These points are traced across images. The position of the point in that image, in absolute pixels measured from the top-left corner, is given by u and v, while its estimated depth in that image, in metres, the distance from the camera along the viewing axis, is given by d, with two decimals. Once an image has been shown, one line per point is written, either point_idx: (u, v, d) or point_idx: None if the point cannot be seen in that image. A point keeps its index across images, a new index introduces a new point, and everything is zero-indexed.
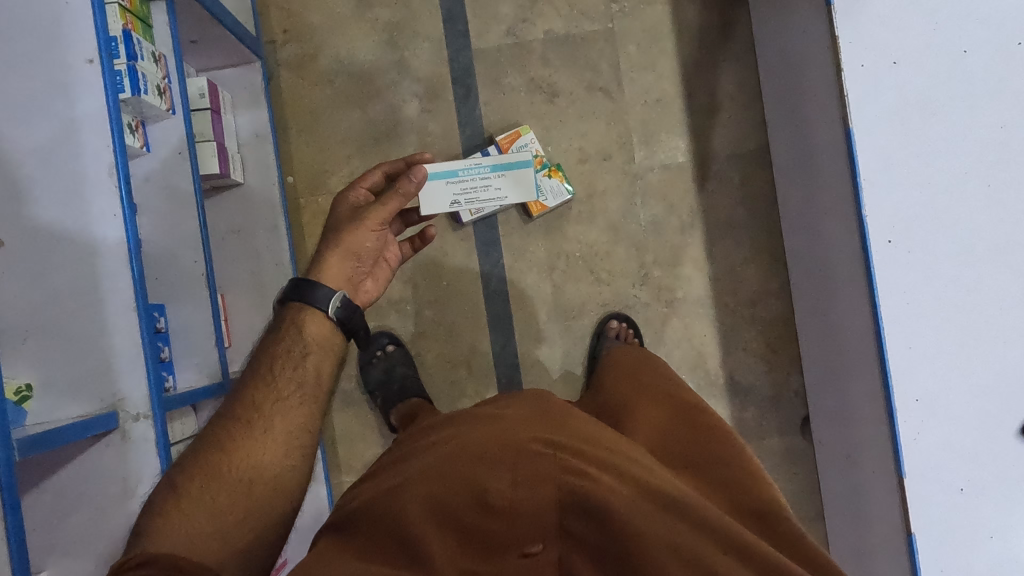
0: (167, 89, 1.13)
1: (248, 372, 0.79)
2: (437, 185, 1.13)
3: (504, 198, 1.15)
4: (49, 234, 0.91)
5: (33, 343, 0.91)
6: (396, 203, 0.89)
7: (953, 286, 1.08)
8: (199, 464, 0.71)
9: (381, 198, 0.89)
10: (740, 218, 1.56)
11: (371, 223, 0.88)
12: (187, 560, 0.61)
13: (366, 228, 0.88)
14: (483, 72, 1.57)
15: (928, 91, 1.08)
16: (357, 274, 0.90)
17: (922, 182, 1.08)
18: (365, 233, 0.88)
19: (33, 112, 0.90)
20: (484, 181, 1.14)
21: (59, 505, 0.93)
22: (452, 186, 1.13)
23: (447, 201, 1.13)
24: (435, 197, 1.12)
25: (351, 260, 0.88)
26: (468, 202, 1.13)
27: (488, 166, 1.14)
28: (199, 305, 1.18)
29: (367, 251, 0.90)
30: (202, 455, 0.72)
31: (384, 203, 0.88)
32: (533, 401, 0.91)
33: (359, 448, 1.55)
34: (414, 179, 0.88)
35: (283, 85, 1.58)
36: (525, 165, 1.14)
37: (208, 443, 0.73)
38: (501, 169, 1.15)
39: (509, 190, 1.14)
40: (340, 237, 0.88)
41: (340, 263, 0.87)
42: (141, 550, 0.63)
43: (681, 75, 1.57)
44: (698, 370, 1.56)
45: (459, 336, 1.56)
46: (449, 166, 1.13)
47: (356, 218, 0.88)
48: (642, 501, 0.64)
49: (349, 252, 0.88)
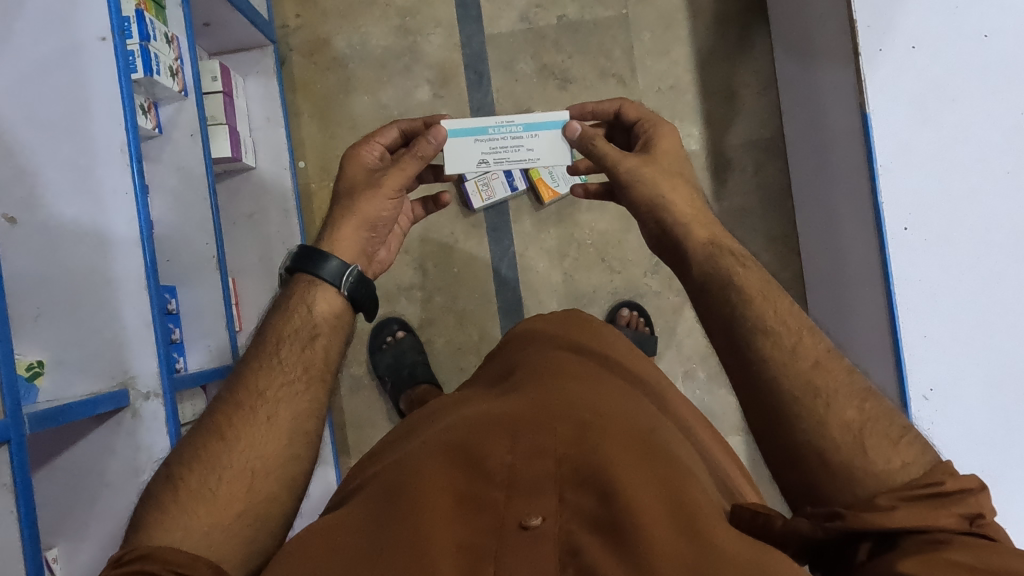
0: (179, 70, 1.14)
1: (252, 349, 0.78)
2: (463, 143, 0.93)
3: (537, 161, 0.94)
4: (60, 212, 0.91)
5: (45, 320, 0.92)
6: (416, 165, 0.89)
7: (969, 273, 1.07)
8: (199, 452, 0.68)
9: (399, 160, 0.89)
10: (753, 206, 1.54)
11: (387, 190, 0.88)
12: (186, 559, 0.60)
13: (382, 196, 0.87)
14: (496, 58, 1.56)
15: (944, 73, 1.07)
16: (371, 245, 0.89)
17: (938, 168, 1.07)
18: (381, 202, 0.88)
19: (43, 89, 0.89)
20: (516, 139, 0.93)
21: (69, 480, 0.94)
22: (480, 144, 0.93)
23: (473, 162, 0.93)
24: (458, 157, 0.93)
25: (366, 230, 0.87)
26: (497, 165, 0.94)
27: (522, 121, 0.93)
28: (210, 288, 1.18)
29: (383, 222, 0.89)
30: (201, 443, 0.69)
31: (403, 166, 0.88)
32: (540, 369, 0.89)
33: (368, 432, 1.55)
34: (433, 139, 0.87)
35: (296, 69, 1.57)
36: (564, 124, 0.92)
37: (207, 432, 0.70)
38: (538, 126, 0.93)
39: (546, 154, 0.93)
40: (353, 207, 0.87)
41: (354, 235, 0.86)
42: (141, 544, 0.62)
43: (695, 62, 1.55)
44: (709, 360, 1.55)
45: (468, 323, 1.55)
46: (478, 121, 0.93)
47: (374, 182, 0.88)
48: (649, 483, 0.61)
49: (366, 222, 0.87)
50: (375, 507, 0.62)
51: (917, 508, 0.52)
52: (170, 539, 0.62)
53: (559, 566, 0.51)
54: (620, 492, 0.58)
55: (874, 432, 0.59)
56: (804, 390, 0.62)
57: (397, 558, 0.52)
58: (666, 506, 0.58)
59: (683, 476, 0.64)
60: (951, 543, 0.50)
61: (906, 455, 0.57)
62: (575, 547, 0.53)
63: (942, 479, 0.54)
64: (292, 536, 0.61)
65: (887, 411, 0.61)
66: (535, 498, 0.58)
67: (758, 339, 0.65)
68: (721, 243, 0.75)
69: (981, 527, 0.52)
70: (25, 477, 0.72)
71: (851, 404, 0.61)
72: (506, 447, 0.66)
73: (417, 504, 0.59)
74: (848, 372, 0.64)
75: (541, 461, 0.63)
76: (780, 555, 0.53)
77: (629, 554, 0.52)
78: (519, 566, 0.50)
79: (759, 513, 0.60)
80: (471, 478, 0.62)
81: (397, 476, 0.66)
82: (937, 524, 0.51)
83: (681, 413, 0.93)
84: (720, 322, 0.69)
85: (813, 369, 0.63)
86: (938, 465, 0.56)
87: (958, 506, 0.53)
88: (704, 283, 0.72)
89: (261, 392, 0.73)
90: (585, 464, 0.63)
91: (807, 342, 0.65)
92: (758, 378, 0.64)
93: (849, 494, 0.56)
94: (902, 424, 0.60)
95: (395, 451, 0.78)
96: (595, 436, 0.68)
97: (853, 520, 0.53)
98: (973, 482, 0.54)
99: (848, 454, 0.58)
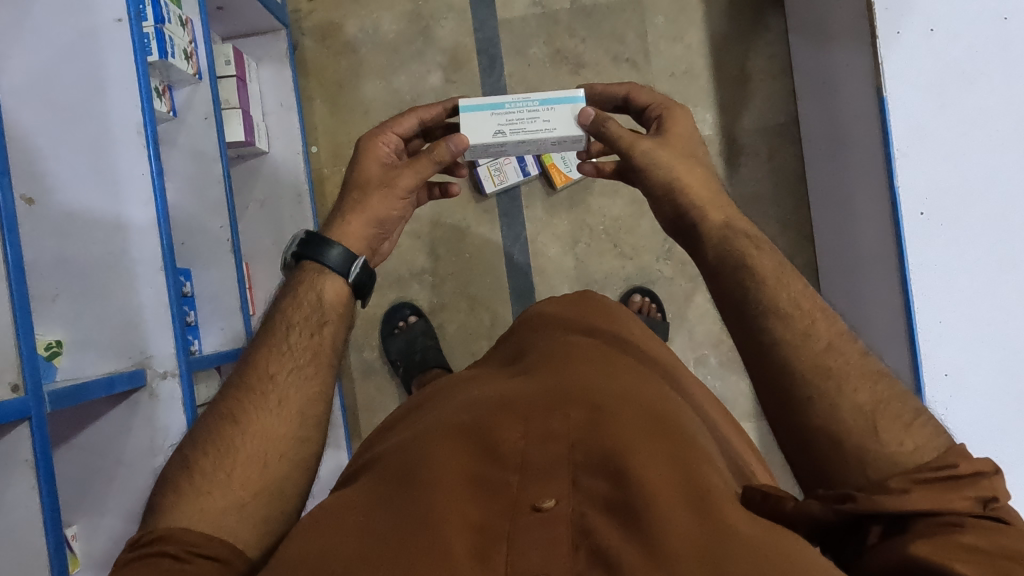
0: (193, 53, 1.14)
1: (260, 335, 0.78)
2: (479, 115, 0.91)
3: (552, 133, 0.90)
4: (76, 194, 0.92)
5: (63, 301, 0.93)
6: (428, 167, 0.88)
7: (985, 260, 1.07)
8: (211, 437, 0.69)
9: (414, 160, 0.88)
10: (767, 192, 1.54)
11: (400, 190, 0.87)
12: (201, 542, 0.61)
13: (394, 195, 0.87)
14: (509, 43, 1.56)
15: (962, 57, 1.06)
16: (378, 241, 0.88)
17: (955, 150, 1.06)
18: (393, 201, 0.87)
19: (57, 71, 0.90)
20: (532, 112, 0.91)
21: (88, 460, 0.96)
22: (496, 116, 0.91)
23: (488, 132, 0.91)
24: (474, 129, 0.91)
25: (373, 227, 0.86)
26: (512, 136, 0.91)
27: (538, 97, 0.91)
28: (224, 271, 1.18)
29: (391, 220, 0.88)
30: (214, 428, 0.70)
31: (416, 165, 0.87)
32: (552, 350, 0.89)
33: (380, 415, 1.56)
34: (453, 149, 0.86)
35: (308, 54, 1.57)
36: (580, 101, 0.90)
37: (219, 415, 0.71)
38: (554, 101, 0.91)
39: (562, 125, 0.90)
40: (365, 203, 0.86)
41: (362, 229, 0.85)
42: (157, 525, 0.63)
43: (709, 46, 1.54)
44: (721, 346, 1.55)
45: (480, 307, 1.56)
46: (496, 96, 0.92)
47: (387, 181, 0.87)
48: (662, 466, 0.61)
49: (375, 218, 0.86)
50: (388, 486, 0.62)
51: (930, 491, 0.52)
52: (187, 520, 0.62)
53: (573, 547, 0.51)
54: (633, 475, 0.58)
55: (887, 415, 0.59)
56: (819, 373, 0.61)
57: (409, 540, 0.52)
58: (678, 488, 0.58)
59: (695, 457, 0.64)
60: (964, 527, 0.50)
61: (919, 438, 0.57)
62: (588, 528, 0.53)
63: (956, 463, 0.53)
64: (305, 514, 0.62)
65: (900, 394, 0.61)
66: (549, 481, 0.58)
67: (772, 321, 0.65)
68: (737, 225, 0.75)
69: (996, 511, 0.51)
70: (45, 453, 0.73)
71: (863, 386, 0.61)
72: (519, 430, 0.66)
73: (430, 486, 0.58)
74: (862, 354, 0.63)
75: (553, 445, 0.63)
76: (797, 539, 0.53)
77: (644, 536, 0.52)
78: (534, 549, 0.50)
79: (770, 493, 0.58)
80: (483, 461, 0.62)
81: (410, 454, 0.66)
82: (950, 507, 0.51)
83: (694, 395, 0.94)
84: (732, 304, 0.69)
85: (826, 351, 0.63)
86: (952, 447, 0.55)
87: (971, 489, 0.52)
88: (719, 264, 0.72)
89: (271, 375, 0.74)
90: (599, 447, 0.63)
91: (821, 324, 0.65)
92: (770, 360, 0.64)
93: (861, 476, 0.56)
94: (915, 406, 0.60)
95: (409, 427, 0.78)
96: (607, 418, 0.68)
97: (864, 502, 0.53)
98: (987, 465, 0.54)
99: (859, 437, 0.58)
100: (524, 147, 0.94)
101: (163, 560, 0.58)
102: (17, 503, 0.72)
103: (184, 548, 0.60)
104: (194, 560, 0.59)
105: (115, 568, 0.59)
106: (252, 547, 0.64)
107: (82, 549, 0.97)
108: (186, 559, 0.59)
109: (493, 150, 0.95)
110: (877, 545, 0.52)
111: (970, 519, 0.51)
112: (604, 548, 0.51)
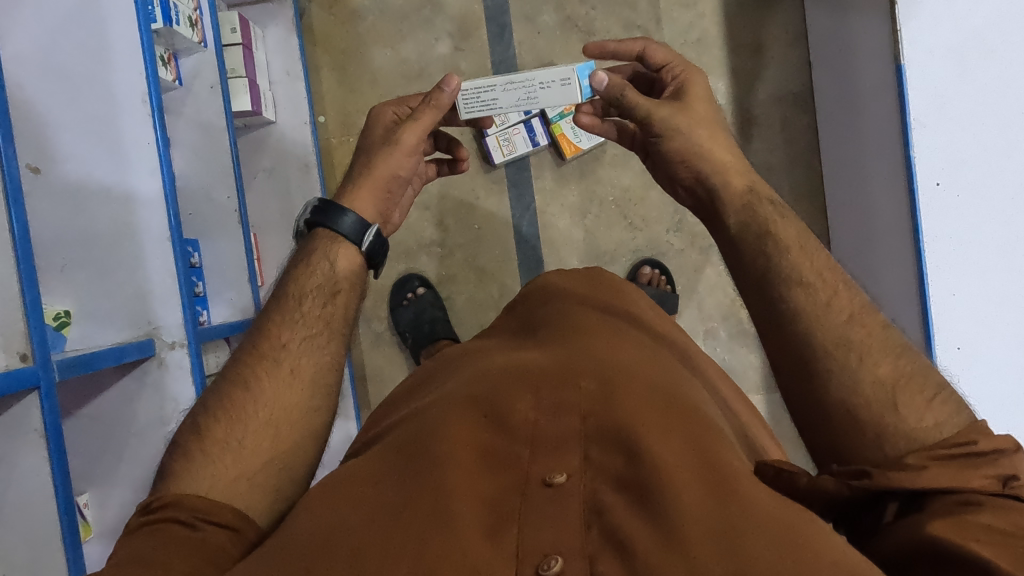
0: (199, 21, 1.13)
1: (271, 303, 0.77)
2: None
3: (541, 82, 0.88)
4: (79, 165, 0.91)
5: (70, 271, 0.93)
6: (430, 116, 0.85)
7: (1003, 233, 1.05)
8: (222, 403, 0.69)
9: (415, 112, 0.85)
10: (780, 163, 1.52)
11: (404, 148, 0.84)
12: (209, 509, 0.61)
13: (399, 154, 0.84)
14: (518, 11, 1.53)
15: (983, 23, 1.03)
16: (388, 207, 0.87)
17: (975, 120, 1.04)
18: (399, 159, 0.84)
19: (57, 38, 0.88)
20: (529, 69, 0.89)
21: (98, 430, 0.98)
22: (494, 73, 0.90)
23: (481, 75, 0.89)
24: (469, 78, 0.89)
25: (382, 192, 0.85)
26: (502, 81, 0.89)
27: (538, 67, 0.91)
28: (233, 241, 1.18)
29: (399, 182, 0.86)
30: (225, 394, 0.69)
31: (417, 117, 0.85)
32: (562, 323, 0.88)
33: (389, 385, 1.56)
34: (445, 90, 0.83)
35: (315, 21, 1.55)
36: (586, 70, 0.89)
37: (232, 382, 0.70)
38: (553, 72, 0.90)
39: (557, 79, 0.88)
40: (373, 166, 0.84)
41: (371, 196, 0.84)
42: (167, 493, 0.63)
43: (723, 13, 1.51)
44: (731, 318, 1.55)
45: (489, 280, 1.55)
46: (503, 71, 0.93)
47: (391, 140, 0.85)
48: (674, 441, 0.60)
49: (382, 183, 0.84)
50: (398, 456, 0.62)
51: (948, 468, 0.52)
52: (199, 487, 0.62)
53: (584, 525, 0.51)
54: (646, 452, 0.57)
55: (908, 389, 0.58)
56: (842, 348, 0.60)
57: (419, 511, 0.52)
58: (688, 462, 0.58)
59: (707, 431, 0.64)
60: (982, 505, 0.49)
61: (939, 414, 0.56)
62: (598, 504, 0.53)
63: (976, 440, 0.53)
64: (314, 484, 0.62)
65: (921, 367, 0.60)
66: (559, 456, 0.58)
67: (791, 293, 0.64)
68: (759, 192, 0.73)
69: (1015, 489, 0.51)
70: (54, 421, 0.73)
71: (885, 360, 0.60)
72: (530, 405, 0.65)
73: (441, 457, 0.58)
74: (884, 328, 0.62)
75: (564, 419, 0.63)
76: (812, 517, 0.52)
77: (655, 513, 0.51)
78: (543, 527, 0.50)
79: (784, 469, 0.58)
80: (495, 434, 0.62)
81: (421, 424, 0.66)
82: (967, 485, 0.51)
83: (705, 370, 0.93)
84: (751, 276, 0.68)
85: (848, 323, 0.62)
86: (972, 425, 0.55)
87: (991, 468, 0.52)
88: (738, 236, 0.70)
89: (283, 344, 0.73)
90: (611, 422, 0.62)
91: (842, 296, 0.63)
92: (788, 333, 0.63)
93: (878, 452, 0.56)
94: (936, 381, 0.59)
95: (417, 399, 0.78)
96: (619, 393, 0.67)
97: (880, 479, 0.52)
98: (1009, 443, 0.53)
99: (878, 411, 0.57)
100: (514, 92, 0.89)
101: (172, 530, 0.59)
102: (27, 472, 0.72)
103: (191, 515, 0.60)
104: (204, 526, 0.60)
105: (126, 534, 0.60)
106: (263, 515, 0.64)
107: (94, 517, 0.99)
108: (196, 525, 0.60)
109: (483, 105, 0.89)
110: (892, 522, 0.52)
111: (990, 498, 0.50)
112: (615, 526, 0.50)
